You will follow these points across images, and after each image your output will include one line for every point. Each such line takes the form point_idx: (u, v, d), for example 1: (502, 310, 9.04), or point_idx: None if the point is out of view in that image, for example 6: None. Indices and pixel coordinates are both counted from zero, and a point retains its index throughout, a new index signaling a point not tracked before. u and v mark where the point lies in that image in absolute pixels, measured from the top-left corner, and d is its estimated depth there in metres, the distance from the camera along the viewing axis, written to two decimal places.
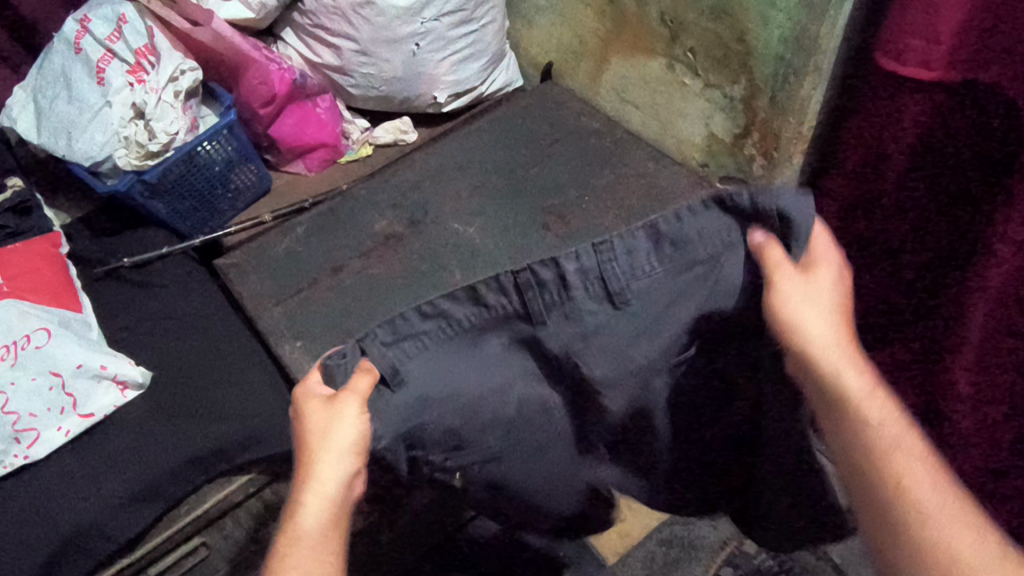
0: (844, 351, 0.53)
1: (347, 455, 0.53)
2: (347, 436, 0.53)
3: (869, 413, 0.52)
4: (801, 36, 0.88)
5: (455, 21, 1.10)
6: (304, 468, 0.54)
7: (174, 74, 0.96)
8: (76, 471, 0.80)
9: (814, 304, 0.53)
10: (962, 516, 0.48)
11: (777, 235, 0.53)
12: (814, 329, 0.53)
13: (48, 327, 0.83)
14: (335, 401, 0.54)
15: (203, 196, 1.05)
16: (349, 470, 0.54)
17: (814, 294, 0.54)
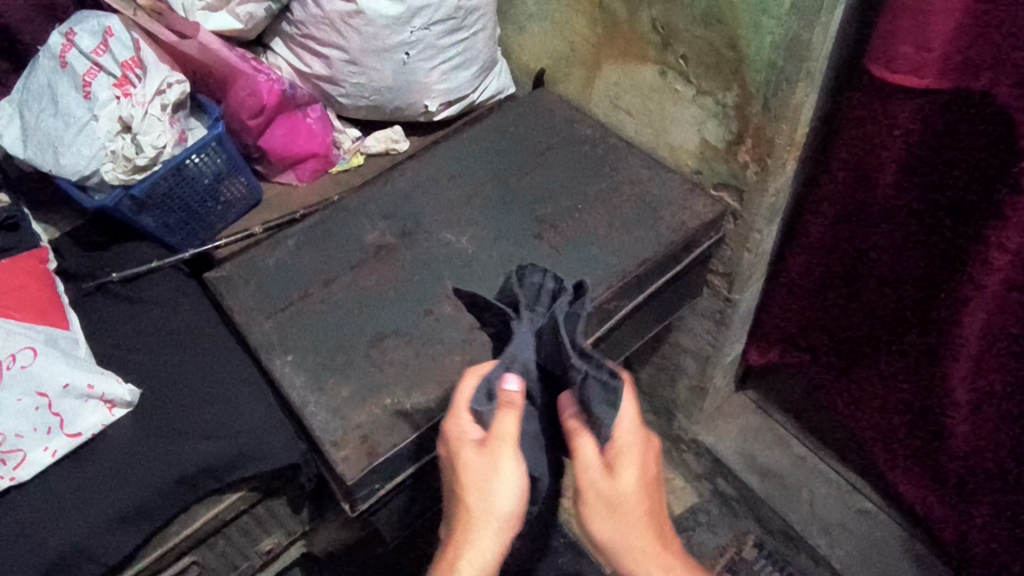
0: (618, 517, 0.72)
1: (509, 520, 0.72)
2: (508, 494, 0.71)
3: (606, 538, 0.73)
4: (793, 43, 0.87)
5: (445, 30, 1.09)
6: (472, 520, 0.71)
7: (160, 87, 0.95)
8: (64, 492, 0.79)
9: (605, 478, 0.73)
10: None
11: (582, 424, 0.76)
12: (592, 483, 0.74)
13: (34, 346, 0.81)
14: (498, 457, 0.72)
15: (193, 209, 1.04)
16: (505, 524, 0.71)
17: (604, 485, 0.73)
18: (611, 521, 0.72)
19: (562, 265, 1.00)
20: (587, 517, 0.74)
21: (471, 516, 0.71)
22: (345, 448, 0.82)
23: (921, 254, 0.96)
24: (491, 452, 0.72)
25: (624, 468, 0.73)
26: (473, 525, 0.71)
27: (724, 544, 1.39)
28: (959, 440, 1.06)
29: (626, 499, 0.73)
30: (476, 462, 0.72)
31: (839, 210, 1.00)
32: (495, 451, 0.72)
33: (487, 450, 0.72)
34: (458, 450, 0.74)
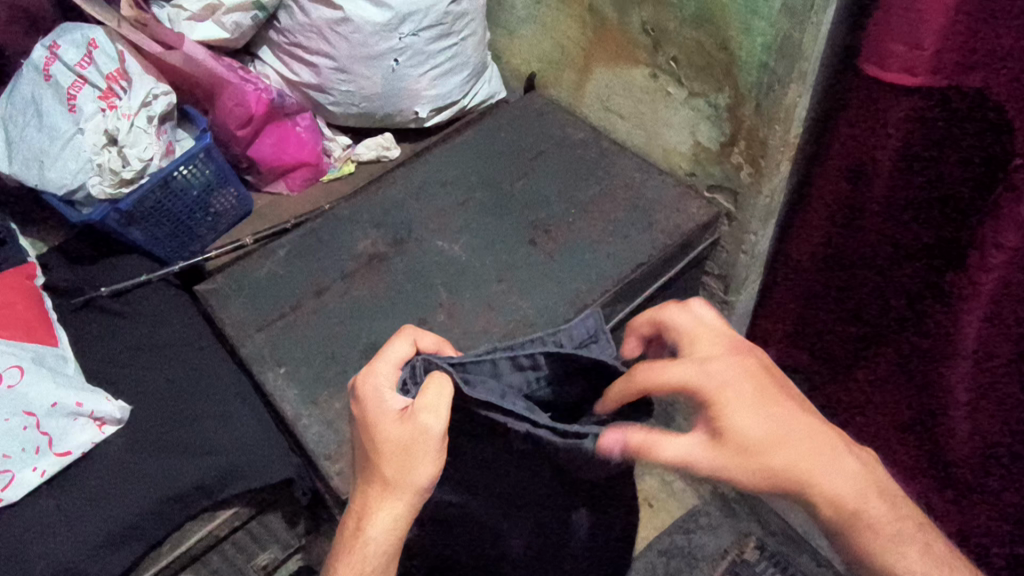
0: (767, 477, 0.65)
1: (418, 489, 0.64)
2: (430, 474, 0.63)
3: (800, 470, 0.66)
4: (785, 43, 0.86)
5: (434, 35, 1.08)
6: (382, 488, 0.64)
7: (146, 99, 0.94)
8: (51, 514, 0.78)
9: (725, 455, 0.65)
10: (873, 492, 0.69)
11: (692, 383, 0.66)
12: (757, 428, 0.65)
13: (20, 365, 0.80)
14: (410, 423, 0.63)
15: (182, 221, 1.03)
16: (418, 500, 0.64)
17: (771, 424, 0.65)
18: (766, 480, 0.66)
19: (556, 271, 0.99)
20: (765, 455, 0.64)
21: (387, 485, 0.63)
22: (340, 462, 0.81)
23: (916, 253, 0.96)
24: (417, 427, 0.63)
25: (750, 426, 0.64)
26: (386, 495, 0.64)
27: (725, 546, 1.32)
28: (957, 439, 1.06)
29: (792, 428, 0.66)
30: (397, 435, 0.63)
31: (832, 210, 0.99)
32: (426, 431, 0.62)
33: (415, 426, 0.62)
34: (374, 415, 0.64)
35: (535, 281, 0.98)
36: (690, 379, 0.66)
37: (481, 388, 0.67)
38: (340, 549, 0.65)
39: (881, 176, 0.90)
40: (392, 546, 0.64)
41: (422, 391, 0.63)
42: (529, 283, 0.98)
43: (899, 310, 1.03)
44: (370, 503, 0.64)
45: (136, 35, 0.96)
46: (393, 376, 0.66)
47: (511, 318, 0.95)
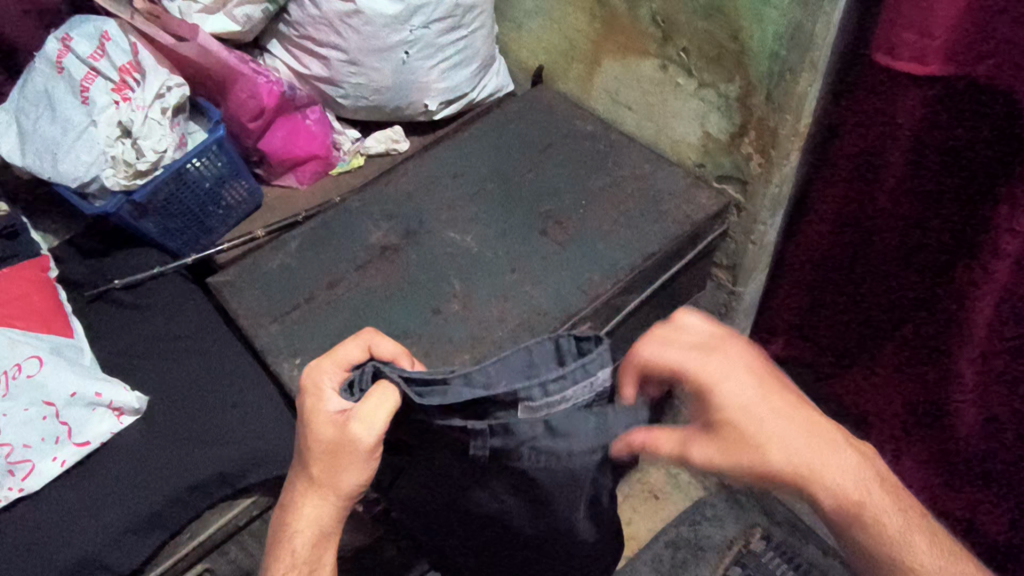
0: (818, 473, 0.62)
1: (346, 494, 0.64)
2: (358, 479, 0.64)
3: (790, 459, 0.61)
4: (796, 33, 0.87)
5: (444, 28, 1.08)
6: (313, 485, 0.64)
7: (159, 91, 0.94)
8: (72, 504, 0.78)
9: (754, 436, 0.60)
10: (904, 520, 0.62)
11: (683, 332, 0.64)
12: (745, 407, 0.61)
13: (39, 354, 0.80)
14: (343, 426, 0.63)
15: (194, 214, 1.03)
16: (347, 501, 0.65)
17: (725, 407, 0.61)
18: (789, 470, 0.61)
19: (569, 261, 1.00)
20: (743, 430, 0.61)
21: (316, 484, 0.63)
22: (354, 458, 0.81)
23: (927, 241, 0.97)
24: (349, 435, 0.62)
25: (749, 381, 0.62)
26: (315, 491, 0.64)
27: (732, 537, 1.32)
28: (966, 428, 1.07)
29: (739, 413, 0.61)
30: (326, 437, 0.63)
31: (843, 199, 1.00)
32: (353, 438, 0.62)
33: (349, 433, 0.62)
34: (311, 411, 0.64)
35: (548, 271, 0.99)
36: (706, 329, 0.64)
37: (439, 400, 0.64)
38: (270, 540, 0.65)
39: (892, 164, 0.92)
40: (321, 543, 0.64)
41: (364, 399, 0.62)
42: (542, 273, 0.99)
43: (910, 298, 1.04)
44: (298, 498, 0.64)
45: (153, 30, 0.98)
46: (338, 377, 0.66)
47: (525, 308, 0.95)
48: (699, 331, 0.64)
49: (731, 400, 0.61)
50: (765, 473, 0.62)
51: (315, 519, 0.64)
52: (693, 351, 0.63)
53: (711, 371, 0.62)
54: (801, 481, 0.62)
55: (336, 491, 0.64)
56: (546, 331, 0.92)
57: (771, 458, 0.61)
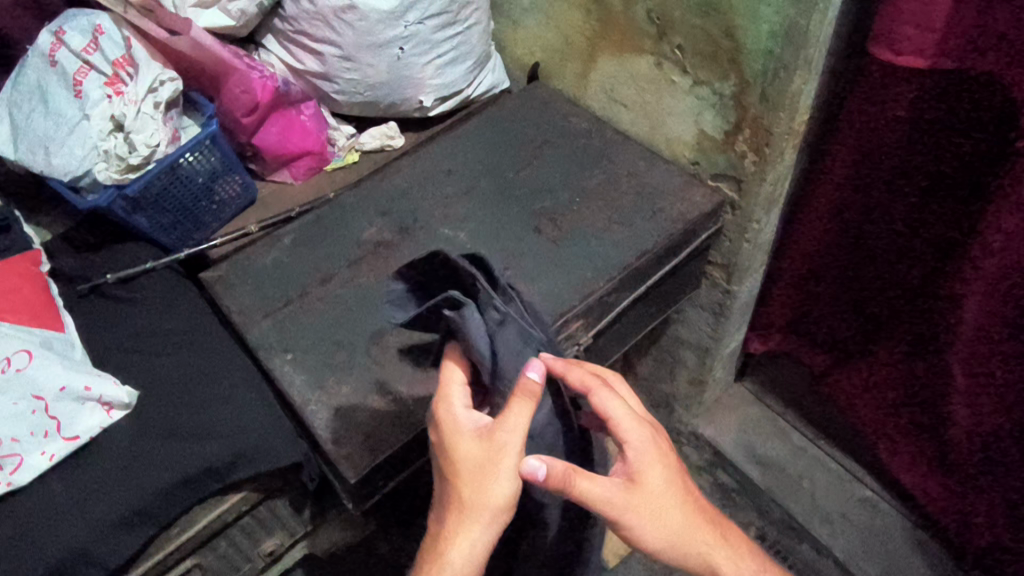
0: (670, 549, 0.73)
1: (500, 512, 0.66)
2: (512, 487, 0.66)
3: (649, 543, 0.69)
4: (790, 30, 0.86)
5: (438, 24, 1.09)
6: (469, 504, 0.66)
7: (152, 86, 0.93)
8: (61, 499, 0.78)
9: (646, 519, 0.68)
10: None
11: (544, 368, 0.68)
12: (652, 487, 0.69)
13: (28, 349, 0.80)
14: (485, 441, 0.66)
15: (187, 209, 1.03)
16: (499, 519, 0.67)
17: (632, 497, 0.68)
18: (669, 545, 0.70)
19: (561, 258, 1.00)
20: (641, 506, 0.68)
21: (468, 507, 0.65)
22: (344, 453, 0.82)
23: (922, 240, 0.97)
24: (495, 446, 0.66)
25: (653, 470, 0.69)
26: (467, 519, 0.66)
27: None
28: (957, 427, 1.07)
29: (647, 497, 0.68)
30: (474, 453, 0.66)
31: (840, 196, 1.00)
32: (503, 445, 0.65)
33: (494, 441, 0.65)
34: (453, 433, 0.67)
35: (540, 268, 0.99)
36: (628, 414, 0.69)
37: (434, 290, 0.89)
38: (426, 563, 0.66)
39: (887, 161, 0.92)
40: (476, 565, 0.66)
41: (502, 411, 0.66)
42: (534, 270, 0.99)
43: (904, 298, 1.05)
44: (457, 521, 0.66)
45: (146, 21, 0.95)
46: (463, 396, 0.70)
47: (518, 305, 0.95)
48: (625, 416, 0.69)
49: (610, 491, 0.67)
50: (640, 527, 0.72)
51: (469, 542, 0.65)
52: (605, 386, 0.70)
53: (631, 444, 0.69)
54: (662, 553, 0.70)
55: (488, 510, 0.65)
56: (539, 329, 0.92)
57: (648, 541, 0.69)
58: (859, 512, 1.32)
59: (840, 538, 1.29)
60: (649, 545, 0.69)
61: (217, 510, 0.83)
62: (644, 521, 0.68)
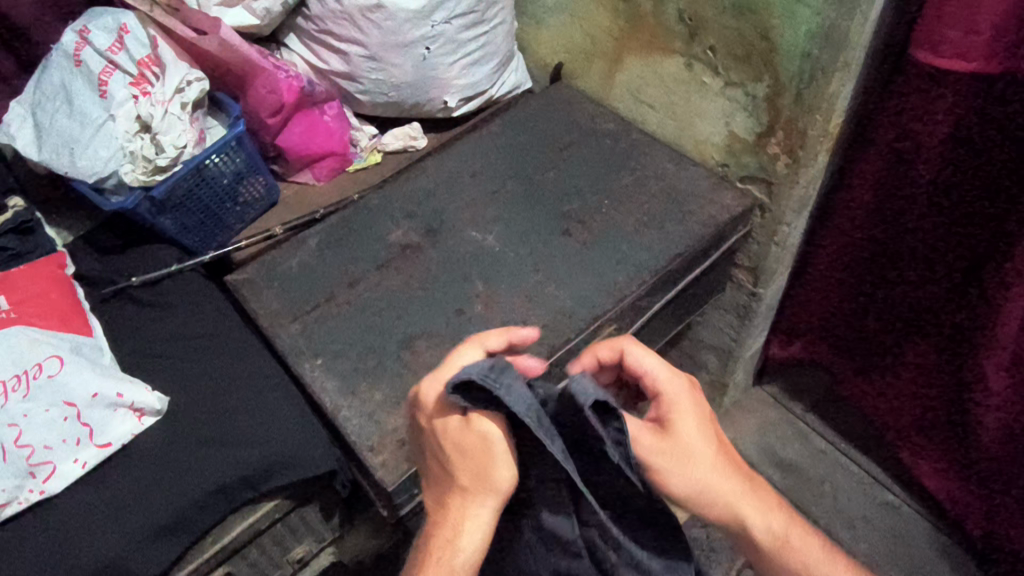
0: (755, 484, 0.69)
1: (489, 494, 0.61)
2: (509, 473, 0.61)
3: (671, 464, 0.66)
4: (831, 32, 0.85)
5: (465, 24, 1.07)
6: (468, 493, 0.62)
7: (179, 86, 0.92)
8: (93, 509, 0.76)
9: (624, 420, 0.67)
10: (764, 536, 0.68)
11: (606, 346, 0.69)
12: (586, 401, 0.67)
13: (59, 354, 0.78)
14: (470, 423, 0.62)
15: (212, 211, 1.03)
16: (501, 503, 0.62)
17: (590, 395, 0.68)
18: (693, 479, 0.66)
19: (591, 260, 0.99)
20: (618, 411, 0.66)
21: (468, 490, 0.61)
22: (377, 460, 0.80)
23: (950, 255, 0.98)
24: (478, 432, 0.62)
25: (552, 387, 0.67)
26: (471, 500, 0.61)
27: None
28: (987, 430, 1.06)
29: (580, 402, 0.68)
30: (464, 441, 0.62)
31: (874, 196, 0.99)
32: (486, 452, 0.61)
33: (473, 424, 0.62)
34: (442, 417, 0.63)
35: (571, 271, 0.98)
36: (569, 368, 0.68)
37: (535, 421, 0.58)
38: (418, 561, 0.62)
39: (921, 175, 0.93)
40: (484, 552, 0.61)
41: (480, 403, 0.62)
42: (565, 273, 0.97)
43: (938, 300, 1.04)
44: (446, 517, 0.62)
45: (183, 27, 0.94)
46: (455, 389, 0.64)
47: (549, 309, 0.94)
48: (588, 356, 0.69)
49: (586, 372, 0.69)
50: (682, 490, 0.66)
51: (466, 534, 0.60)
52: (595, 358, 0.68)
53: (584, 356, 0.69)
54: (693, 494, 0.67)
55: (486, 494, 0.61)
56: (572, 333, 0.91)
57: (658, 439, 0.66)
58: (882, 516, 1.31)
59: (863, 542, 1.28)
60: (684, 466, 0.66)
61: (250, 518, 0.82)
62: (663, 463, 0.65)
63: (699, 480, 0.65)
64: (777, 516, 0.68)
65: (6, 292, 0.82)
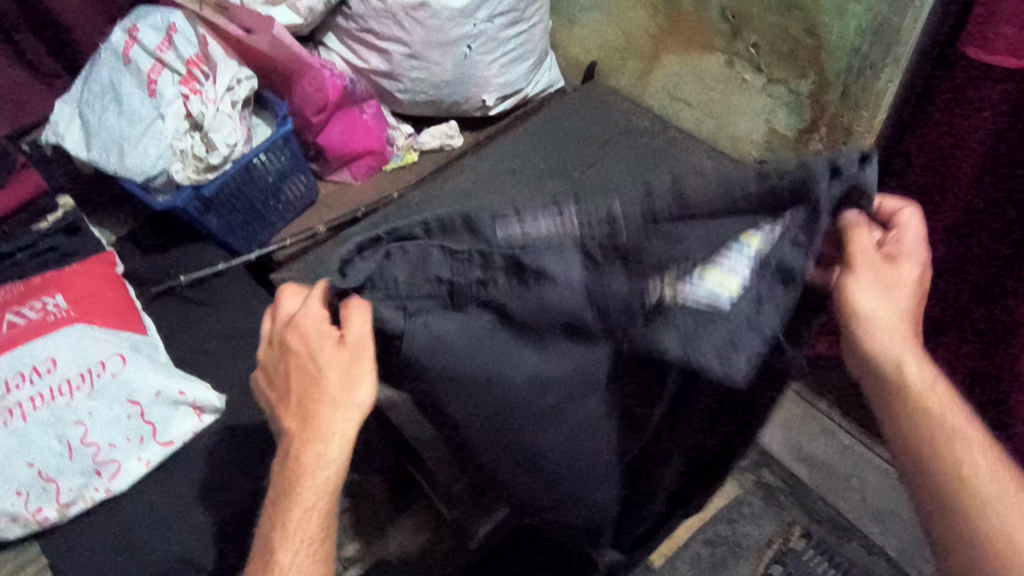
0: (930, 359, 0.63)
1: (356, 413, 0.57)
2: (366, 394, 0.57)
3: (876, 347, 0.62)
4: (882, 27, 0.86)
5: (506, 22, 1.08)
6: (327, 409, 0.57)
7: (229, 85, 0.92)
8: (159, 507, 0.76)
9: (885, 296, 0.61)
10: (1001, 477, 0.58)
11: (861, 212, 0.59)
12: (877, 313, 0.61)
13: (121, 352, 0.79)
14: (344, 346, 0.56)
15: (256, 209, 1.03)
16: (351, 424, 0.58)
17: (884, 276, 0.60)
18: (893, 365, 0.62)
19: None
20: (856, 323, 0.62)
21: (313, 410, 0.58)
22: (435, 456, 0.80)
23: None
24: (351, 352, 0.55)
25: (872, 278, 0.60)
26: (304, 424, 0.58)
27: (770, 536, 1.19)
28: None
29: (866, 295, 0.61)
30: (326, 359, 0.57)
31: None
32: (355, 359, 0.55)
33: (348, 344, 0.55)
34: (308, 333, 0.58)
35: None
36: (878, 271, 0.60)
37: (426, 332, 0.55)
38: (284, 489, 0.59)
39: (944, 208, 0.90)
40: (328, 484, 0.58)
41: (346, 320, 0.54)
42: None
43: None
44: (313, 433, 0.58)
45: (233, 27, 0.94)
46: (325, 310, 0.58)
47: None
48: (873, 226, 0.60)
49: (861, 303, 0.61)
50: (855, 327, 0.62)
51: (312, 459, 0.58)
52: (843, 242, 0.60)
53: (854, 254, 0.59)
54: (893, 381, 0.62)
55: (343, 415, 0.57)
56: None
57: (875, 315, 0.61)
58: None
59: None
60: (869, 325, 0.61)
61: None
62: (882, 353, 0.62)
63: (875, 316, 0.61)
64: (948, 411, 0.60)
65: (63, 291, 0.82)
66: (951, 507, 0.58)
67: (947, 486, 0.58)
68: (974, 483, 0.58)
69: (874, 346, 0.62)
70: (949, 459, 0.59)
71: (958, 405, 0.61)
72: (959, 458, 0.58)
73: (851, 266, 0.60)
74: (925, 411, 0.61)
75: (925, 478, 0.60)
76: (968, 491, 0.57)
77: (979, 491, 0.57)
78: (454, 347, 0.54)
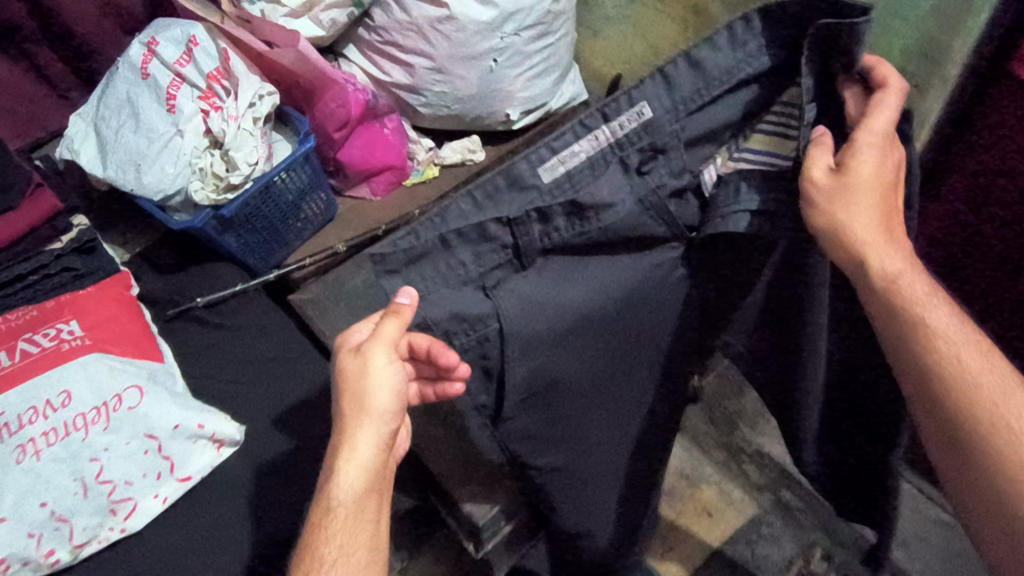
0: (913, 258, 0.61)
1: (386, 414, 0.64)
2: (390, 395, 0.64)
3: (859, 250, 0.60)
4: (930, 47, 0.82)
5: (533, 35, 1.04)
6: (358, 420, 0.63)
7: (251, 101, 0.88)
8: (178, 545, 0.75)
9: (879, 220, 0.60)
10: (1009, 386, 0.56)
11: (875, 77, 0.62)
12: (853, 228, 0.60)
13: (138, 384, 0.76)
14: (362, 354, 0.63)
15: (274, 228, 1.00)
16: (385, 425, 0.64)
17: (850, 184, 0.59)
18: (901, 259, 0.60)
19: None
20: (859, 248, 0.59)
21: (350, 419, 0.63)
22: (467, 489, 0.83)
23: None
24: (364, 356, 0.63)
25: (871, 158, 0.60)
26: (354, 428, 0.63)
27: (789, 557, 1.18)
28: None
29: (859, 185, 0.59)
30: (352, 369, 0.63)
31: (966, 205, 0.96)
32: (371, 351, 0.62)
33: (361, 350, 0.63)
34: (342, 351, 0.64)
35: None
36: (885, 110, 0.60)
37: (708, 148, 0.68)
38: (314, 523, 0.60)
39: None
40: (368, 494, 0.62)
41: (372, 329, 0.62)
42: None
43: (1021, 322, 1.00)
44: (340, 446, 0.62)
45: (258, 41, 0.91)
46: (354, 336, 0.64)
47: None
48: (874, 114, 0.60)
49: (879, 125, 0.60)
50: (835, 253, 0.60)
51: (347, 471, 0.61)
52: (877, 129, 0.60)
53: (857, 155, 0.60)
54: (907, 306, 0.59)
55: (371, 422, 0.63)
56: None
57: (857, 232, 0.60)
58: None
59: None
60: (854, 232, 0.59)
61: None
62: (869, 257, 0.60)
63: (845, 228, 0.59)
64: (935, 312, 0.59)
65: (77, 316, 0.79)
66: (983, 454, 0.55)
67: (959, 411, 0.56)
68: (996, 413, 0.55)
69: (866, 255, 0.59)
70: (955, 380, 0.57)
71: (950, 310, 0.59)
72: (941, 344, 0.57)
73: (809, 195, 0.60)
74: (919, 318, 0.58)
75: (938, 416, 0.58)
76: (963, 397, 0.56)
77: (994, 412, 0.55)
78: (537, 300, 0.66)
